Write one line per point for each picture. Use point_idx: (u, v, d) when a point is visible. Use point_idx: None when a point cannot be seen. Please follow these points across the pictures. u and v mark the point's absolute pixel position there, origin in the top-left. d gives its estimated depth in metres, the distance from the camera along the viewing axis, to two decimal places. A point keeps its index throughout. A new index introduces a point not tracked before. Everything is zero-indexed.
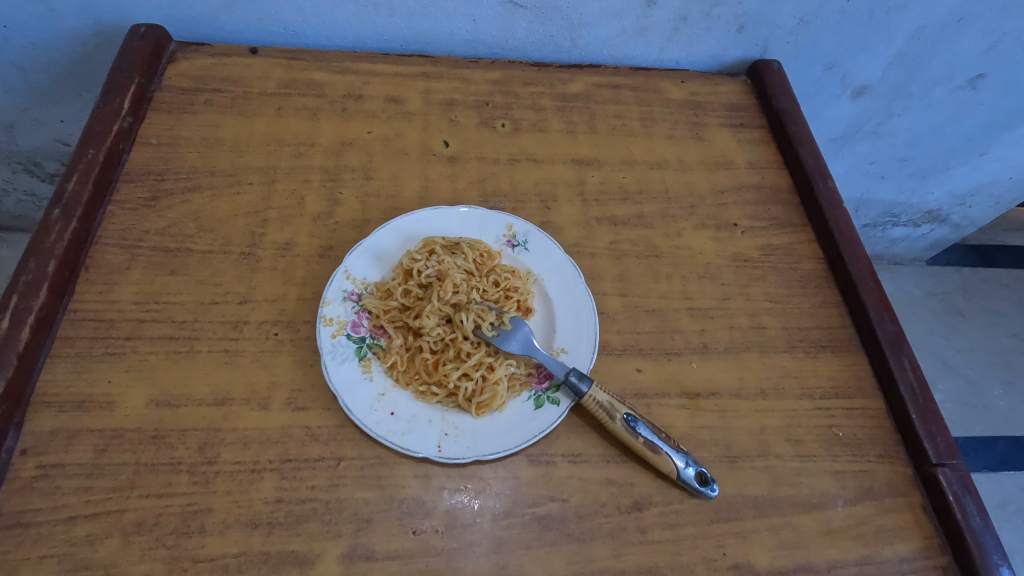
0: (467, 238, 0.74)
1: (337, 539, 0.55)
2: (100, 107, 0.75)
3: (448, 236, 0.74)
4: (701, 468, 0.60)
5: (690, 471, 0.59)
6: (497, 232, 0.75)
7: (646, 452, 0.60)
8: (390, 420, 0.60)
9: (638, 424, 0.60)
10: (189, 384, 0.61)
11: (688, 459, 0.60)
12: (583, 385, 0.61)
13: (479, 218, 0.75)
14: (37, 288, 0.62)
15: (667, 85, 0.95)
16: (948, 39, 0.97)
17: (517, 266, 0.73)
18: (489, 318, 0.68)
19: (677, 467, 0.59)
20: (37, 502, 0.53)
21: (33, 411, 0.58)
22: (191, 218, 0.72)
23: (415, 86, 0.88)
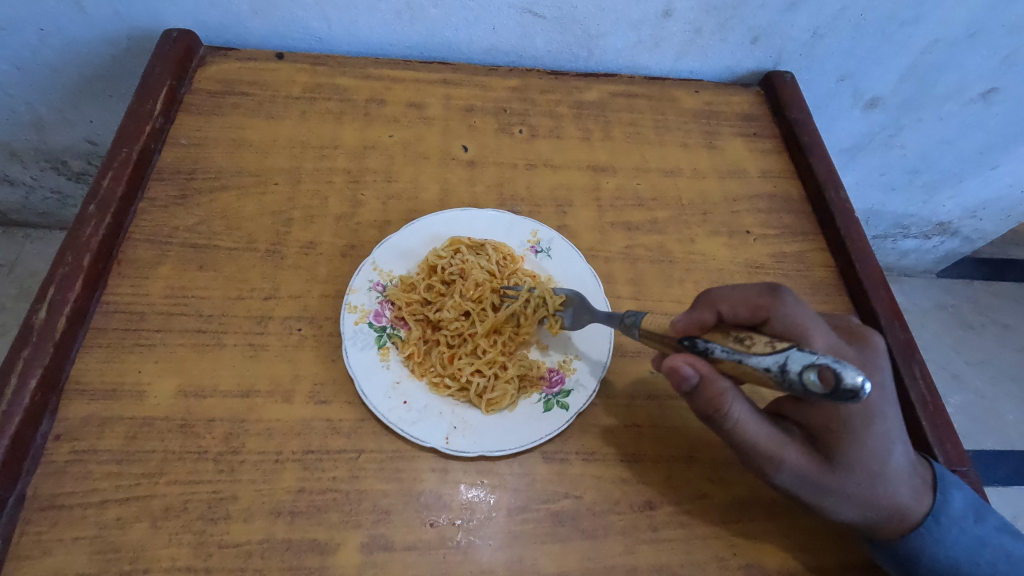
0: (492, 239, 0.76)
1: (356, 529, 0.56)
2: (134, 108, 0.78)
3: (474, 237, 0.76)
4: (831, 372, 0.42)
5: (810, 359, 0.43)
6: (521, 237, 0.77)
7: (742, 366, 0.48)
8: (403, 408, 0.61)
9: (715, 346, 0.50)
10: (216, 376, 0.63)
11: (808, 361, 0.43)
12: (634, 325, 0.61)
13: (505, 221, 0.77)
14: (73, 281, 0.64)
15: (682, 95, 0.97)
16: (960, 53, 0.99)
17: (538, 271, 0.75)
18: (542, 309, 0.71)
19: (794, 348, 0.45)
20: (69, 486, 0.55)
21: (67, 398, 0.60)
22: (220, 216, 0.75)
23: (436, 92, 0.91)
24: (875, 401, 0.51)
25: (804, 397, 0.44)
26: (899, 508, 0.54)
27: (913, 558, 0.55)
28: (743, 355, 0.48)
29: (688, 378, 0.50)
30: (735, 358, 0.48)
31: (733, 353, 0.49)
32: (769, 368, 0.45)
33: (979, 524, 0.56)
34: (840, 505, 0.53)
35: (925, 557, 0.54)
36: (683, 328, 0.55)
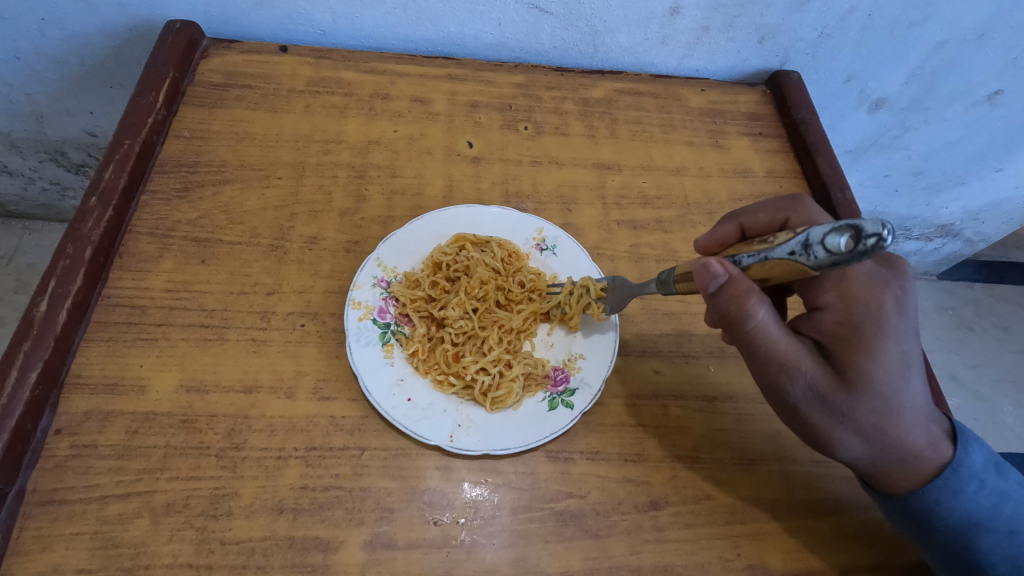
0: (497, 237, 0.76)
1: (359, 527, 0.56)
2: (136, 100, 0.77)
3: (479, 234, 0.76)
4: (852, 232, 0.42)
5: (830, 228, 0.44)
6: (527, 234, 0.77)
7: (772, 265, 0.50)
8: (407, 405, 0.61)
9: (743, 256, 0.53)
10: (218, 371, 0.62)
11: (828, 231, 0.44)
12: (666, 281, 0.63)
13: (511, 219, 0.77)
14: (74, 273, 0.64)
15: (688, 93, 0.96)
16: (967, 54, 0.98)
17: (543, 269, 0.75)
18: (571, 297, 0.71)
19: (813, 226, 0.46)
20: (69, 481, 0.55)
21: (68, 392, 0.59)
22: (222, 209, 0.74)
23: (441, 88, 0.90)
24: (888, 323, 0.53)
25: (836, 265, 0.44)
26: (905, 450, 0.53)
27: (930, 511, 0.54)
28: (767, 252, 0.50)
29: (717, 277, 0.52)
30: (760, 258, 0.51)
31: (758, 254, 0.51)
32: (793, 251, 0.47)
33: (999, 476, 0.55)
34: (846, 433, 0.53)
35: (941, 509, 0.54)
36: (706, 244, 0.67)
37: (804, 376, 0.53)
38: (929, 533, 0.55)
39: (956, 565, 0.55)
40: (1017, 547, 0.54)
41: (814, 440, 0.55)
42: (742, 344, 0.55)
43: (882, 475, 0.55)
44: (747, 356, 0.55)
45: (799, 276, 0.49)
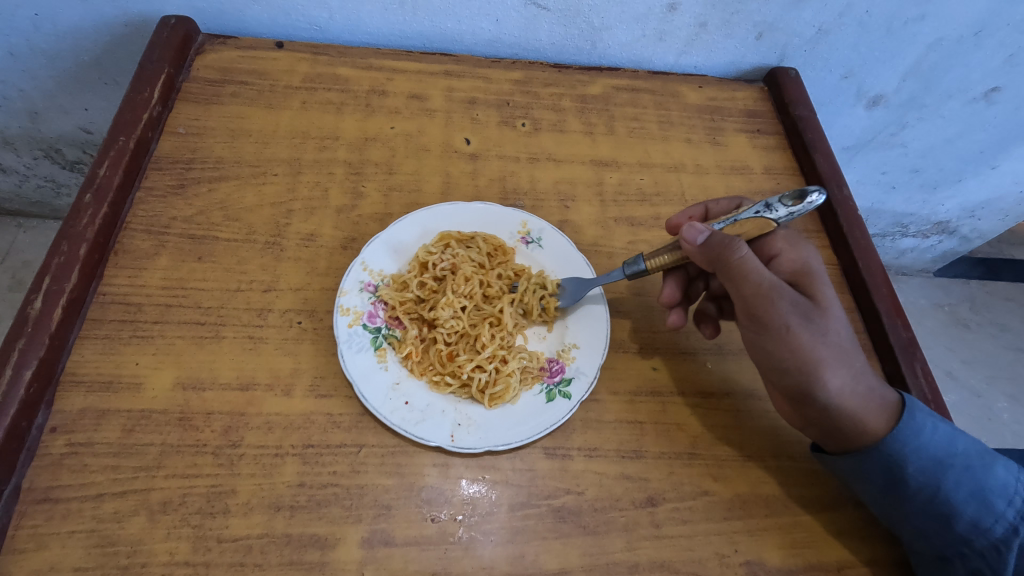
0: (481, 233, 0.76)
1: (357, 524, 0.56)
2: (131, 96, 0.77)
3: (463, 231, 0.76)
4: (800, 194, 0.59)
5: (785, 194, 0.60)
6: (511, 228, 0.77)
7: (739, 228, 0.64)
8: (405, 408, 0.60)
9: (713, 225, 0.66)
10: (215, 368, 0.62)
11: (782, 196, 0.60)
12: (630, 266, 0.68)
13: (495, 214, 0.77)
14: (69, 271, 0.63)
15: (685, 90, 0.96)
16: (963, 51, 0.98)
17: (530, 262, 0.75)
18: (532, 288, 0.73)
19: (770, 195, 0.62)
20: (65, 479, 0.54)
21: (63, 390, 0.59)
22: (218, 206, 0.74)
23: (438, 84, 0.90)
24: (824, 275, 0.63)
25: (792, 218, 0.60)
26: (876, 389, 0.58)
27: (902, 457, 0.56)
28: (737, 215, 0.63)
29: (702, 230, 0.61)
30: (732, 220, 0.64)
31: (729, 219, 0.64)
32: (759, 211, 0.61)
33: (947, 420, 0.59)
34: (830, 359, 0.57)
35: (911, 454, 0.56)
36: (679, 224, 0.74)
37: (789, 304, 0.58)
38: (905, 485, 0.56)
39: (937, 515, 0.55)
40: (978, 482, 0.56)
41: (801, 378, 0.58)
42: (730, 280, 0.60)
43: (862, 421, 0.57)
44: (735, 295, 0.60)
45: (756, 235, 0.64)
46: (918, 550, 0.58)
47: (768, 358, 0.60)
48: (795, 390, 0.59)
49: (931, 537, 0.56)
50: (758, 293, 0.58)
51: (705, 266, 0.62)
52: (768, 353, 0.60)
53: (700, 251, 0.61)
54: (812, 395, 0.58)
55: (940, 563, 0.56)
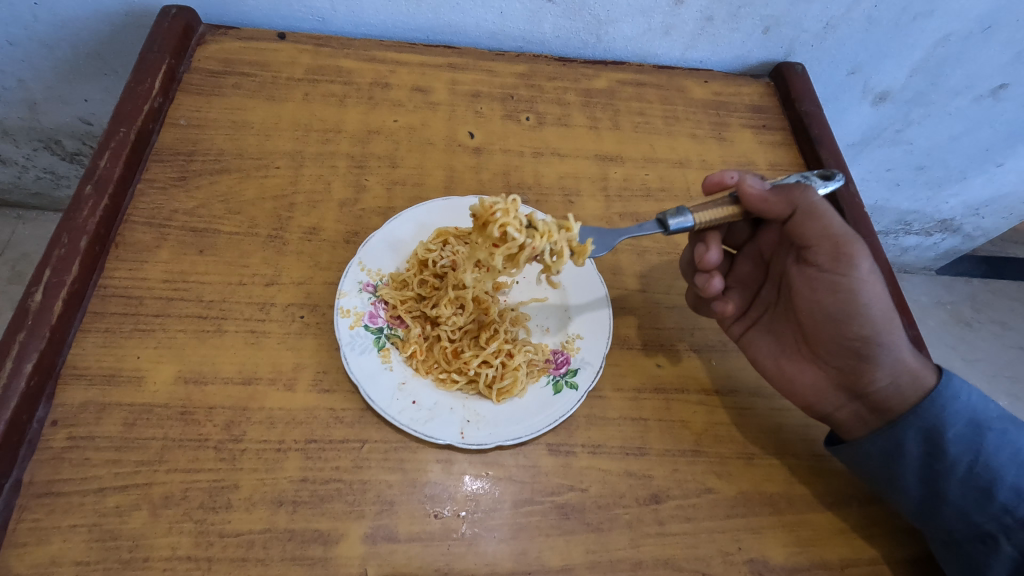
0: None
1: (360, 520, 0.55)
2: (132, 86, 0.76)
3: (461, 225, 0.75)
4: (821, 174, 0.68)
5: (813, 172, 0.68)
6: None
7: None
8: (413, 408, 0.60)
9: None
10: (217, 362, 0.62)
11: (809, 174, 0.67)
12: (677, 218, 0.60)
13: None
14: (69, 264, 0.63)
15: (691, 85, 0.95)
16: (972, 47, 0.97)
17: None
18: (550, 229, 0.66)
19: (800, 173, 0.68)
20: (67, 473, 0.54)
21: (64, 383, 0.59)
22: (219, 199, 0.73)
23: (441, 77, 0.89)
24: None
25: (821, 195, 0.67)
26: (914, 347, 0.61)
27: (939, 422, 0.57)
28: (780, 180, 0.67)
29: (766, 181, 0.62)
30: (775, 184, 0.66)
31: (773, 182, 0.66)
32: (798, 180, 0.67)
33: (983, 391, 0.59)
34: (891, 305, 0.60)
35: (948, 419, 0.57)
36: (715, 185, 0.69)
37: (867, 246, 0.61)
38: (941, 453, 0.56)
39: (977, 486, 0.55)
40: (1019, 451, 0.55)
41: (879, 320, 0.59)
42: (816, 219, 0.61)
43: (918, 373, 0.59)
44: (816, 237, 0.61)
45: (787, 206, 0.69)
46: (956, 536, 0.56)
47: (848, 303, 0.60)
48: (870, 338, 0.59)
49: (971, 514, 0.55)
50: (841, 234, 0.60)
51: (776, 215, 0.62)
52: (846, 297, 0.60)
53: (779, 195, 0.61)
54: (886, 342, 0.59)
55: (982, 545, 0.54)
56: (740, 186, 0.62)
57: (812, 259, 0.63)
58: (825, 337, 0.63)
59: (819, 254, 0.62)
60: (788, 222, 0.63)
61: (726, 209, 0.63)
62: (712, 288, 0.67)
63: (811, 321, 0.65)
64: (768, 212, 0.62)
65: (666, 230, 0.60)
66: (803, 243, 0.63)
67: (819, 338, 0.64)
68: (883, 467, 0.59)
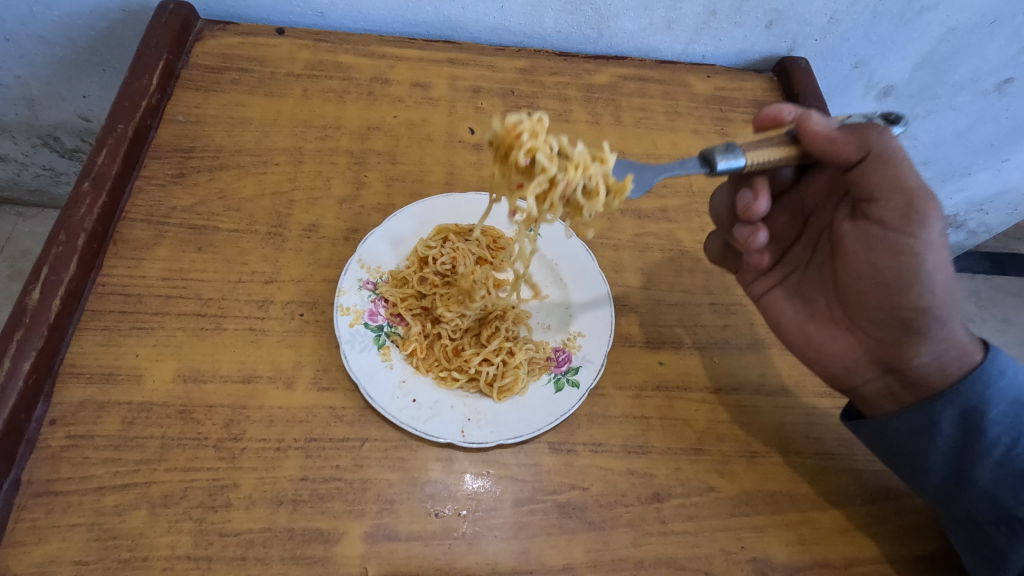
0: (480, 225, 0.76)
1: (361, 519, 0.55)
2: (130, 82, 0.75)
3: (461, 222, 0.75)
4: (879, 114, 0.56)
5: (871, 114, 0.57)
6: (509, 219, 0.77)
7: None
8: (413, 407, 0.59)
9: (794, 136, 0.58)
10: (216, 360, 0.61)
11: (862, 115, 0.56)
12: (727, 158, 0.51)
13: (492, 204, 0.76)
14: (67, 261, 0.62)
15: (693, 80, 0.95)
16: (978, 41, 0.96)
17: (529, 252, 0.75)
18: (582, 161, 0.58)
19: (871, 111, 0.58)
20: (65, 472, 0.54)
21: (62, 381, 0.58)
22: (218, 196, 0.72)
23: (441, 72, 0.88)
24: None
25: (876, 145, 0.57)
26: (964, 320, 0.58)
27: (981, 401, 0.54)
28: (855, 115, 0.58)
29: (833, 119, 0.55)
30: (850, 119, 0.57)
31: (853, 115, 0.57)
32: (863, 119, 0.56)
33: None
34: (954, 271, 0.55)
35: (989, 398, 0.54)
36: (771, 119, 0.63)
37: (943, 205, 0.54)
38: (978, 433, 0.54)
39: (1013, 469, 0.53)
40: None
41: (941, 291, 0.55)
42: (891, 169, 0.53)
43: (967, 350, 0.56)
44: (888, 190, 0.54)
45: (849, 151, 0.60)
46: (980, 517, 0.55)
47: (908, 270, 0.55)
48: (926, 309, 0.55)
49: (1000, 497, 0.53)
50: (917, 188, 0.53)
51: (846, 156, 0.55)
52: (908, 263, 0.55)
53: (851, 137, 0.54)
54: (943, 314, 0.55)
55: (1009, 529, 0.53)
56: (804, 121, 0.55)
57: (877, 215, 0.57)
58: (875, 302, 0.59)
59: (887, 210, 0.55)
60: (859, 168, 0.55)
61: (783, 149, 0.56)
62: (756, 241, 0.65)
63: (859, 285, 0.60)
64: (834, 158, 0.55)
65: (712, 172, 0.52)
66: (869, 196, 0.56)
67: (863, 304, 0.61)
68: (913, 444, 0.57)
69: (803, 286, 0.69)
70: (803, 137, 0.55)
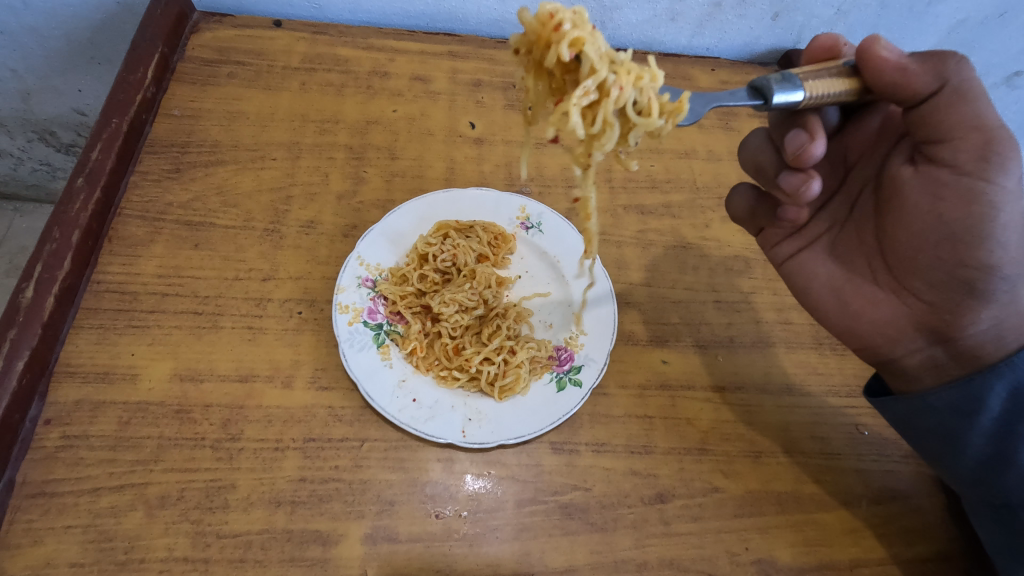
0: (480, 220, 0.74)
1: (360, 520, 0.54)
2: (124, 76, 0.74)
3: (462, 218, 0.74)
4: None
5: None
6: (510, 214, 0.75)
7: None
8: (413, 406, 0.58)
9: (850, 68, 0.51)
10: (212, 359, 0.60)
11: None
12: (783, 89, 0.44)
13: (492, 199, 0.75)
14: (61, 258, 0.61)
15: (698, 73, 0.93)
16: (987, 33, 0.95)
17: (530, 249, 0.74)
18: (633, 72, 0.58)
19: None
20: (60, 473, 0.53)
21: (57, 381, 0.57)
22: (214, 192, 0.71)
23: (441, 66, 0.87)
24: None
25: None
26: None
27: None
28: None
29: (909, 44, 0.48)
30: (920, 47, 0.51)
31: None
32: None
33: None
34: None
35: None
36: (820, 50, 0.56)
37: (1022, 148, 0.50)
38: None
39: None
40: None
41: (1012, 245, 0.51)
42: (970, 104, 0.48)
43: None
44: (965, 128, 0.49)
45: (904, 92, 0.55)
46: (1012, 501, 0.52)
47: (981, 222, 0.51)
48: (994, 266, 0.51)
49: None
50: (997, 127, 0.49)
51: (916, 90, 0.49)
52: (982, 214, 0.51)
53: (926, 66, 0.48)
54: (1011, 272, 0.51)
55: None
56: (875, 45, 0.47)
57: (944, 162, 0.52)
58: (930, 260, 0.55)
59: (962, 152, 0.50)
60: (931, 104, 0.50)
61: (849, 79, 0.48)
62: (808, 192, 0.55)
63: (914, 242, 0.56)
64: (906, 92, 0.49)
65: (767, 105, 0.45)
66: (940, 137, 0.51)
67: (918, 262, 0.56)
68: (950, 422, 0.54)
69: (839, 244, 0.64)
70: (866, 69, 0.48)
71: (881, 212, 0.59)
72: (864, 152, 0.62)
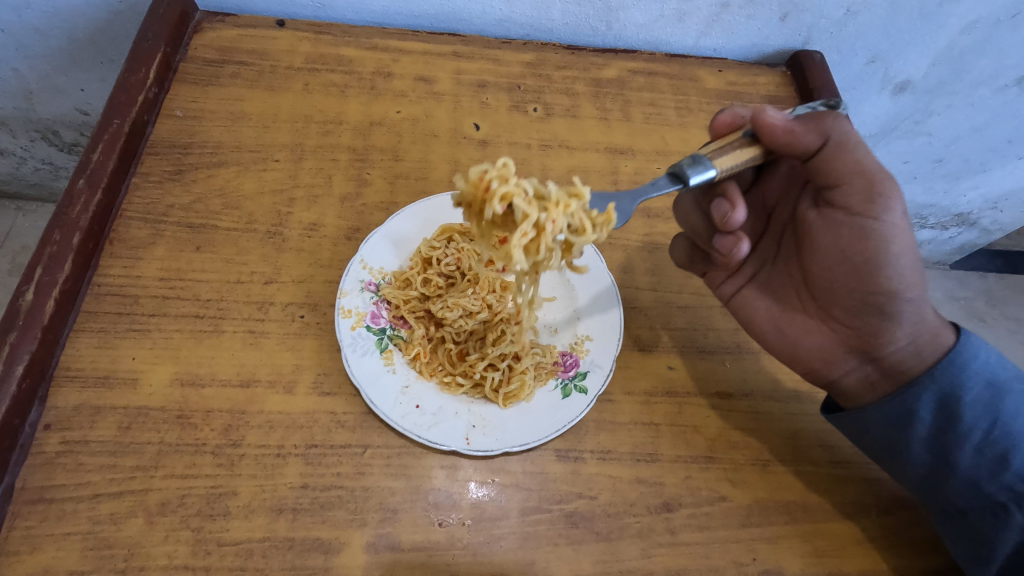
0: None
1: (362, 528, 0.54)
2: (125, 76, 0.73)
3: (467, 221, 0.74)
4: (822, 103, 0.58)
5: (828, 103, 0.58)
6: None
7: None
8: (416, 413, 0.58)
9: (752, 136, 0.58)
10: (214, 364, 0.60)
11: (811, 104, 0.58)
12: (697, 170, 0.51)
13: None
14: (62, 261, 0.61)
15: (705, 74, 0.92)
16: (999, 35, 0.93)
17: None
18: (560, 199, 0.55)
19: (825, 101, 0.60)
20: (59, 479, 0.52)
21: (57, 385, 0.57)
22: (216, 193, 0.71)
23: (446, 66, 0.86)
24: None
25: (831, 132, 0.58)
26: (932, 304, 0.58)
27: (956, 385, 0.54)
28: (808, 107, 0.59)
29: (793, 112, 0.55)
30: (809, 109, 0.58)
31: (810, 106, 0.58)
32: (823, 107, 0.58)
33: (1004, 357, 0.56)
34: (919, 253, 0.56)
35: (964, 382, 0.54)
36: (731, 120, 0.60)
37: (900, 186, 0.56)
38: (954, 420, 0.54)
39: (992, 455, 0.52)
40: None
41: (908, 272, 0.55)
42: (849, 154, 0.55)
43: (937, 332, 0.56)
44: (849, 173, 0.55)
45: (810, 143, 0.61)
46: (962, 506, 0.54)
47: (879, 252, 0.55)
48: (896, 291, 0.55)
49: (980, 484, 0.53)
50: (877, 171, 0.55)
51: (804, 148, 0.55)
52: (877, 246, 0.55)
53: (808, 126, 0.55)
54: (912, 296, 0.55)
55: (992, 516, 0.52)
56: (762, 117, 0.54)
57: (840, 202, 0.57)
58: (844, 290, 0.59)
59: (851, 195, 0.56)
60: (818, 156, 0.56)
61: (747, 149, 0.55)
62: (738, 253, 0.60)
63: (829, 274, 0.60)
64: (795, 150, 0.55)
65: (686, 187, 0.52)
66: (832, 182, 0.57)
67: (835, 293, 0.60)
68: (892, 437, 0.56)
69: (771, 282, 0.69)
70: (763, 134, 0.55)
71: (801, 250, 0.64)
72: (779, 198, 0.69)
